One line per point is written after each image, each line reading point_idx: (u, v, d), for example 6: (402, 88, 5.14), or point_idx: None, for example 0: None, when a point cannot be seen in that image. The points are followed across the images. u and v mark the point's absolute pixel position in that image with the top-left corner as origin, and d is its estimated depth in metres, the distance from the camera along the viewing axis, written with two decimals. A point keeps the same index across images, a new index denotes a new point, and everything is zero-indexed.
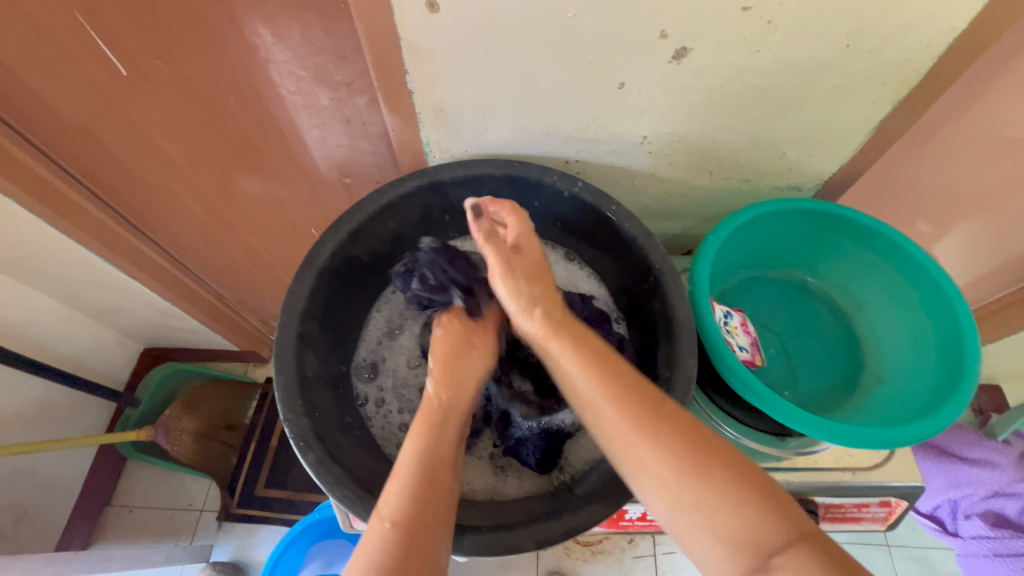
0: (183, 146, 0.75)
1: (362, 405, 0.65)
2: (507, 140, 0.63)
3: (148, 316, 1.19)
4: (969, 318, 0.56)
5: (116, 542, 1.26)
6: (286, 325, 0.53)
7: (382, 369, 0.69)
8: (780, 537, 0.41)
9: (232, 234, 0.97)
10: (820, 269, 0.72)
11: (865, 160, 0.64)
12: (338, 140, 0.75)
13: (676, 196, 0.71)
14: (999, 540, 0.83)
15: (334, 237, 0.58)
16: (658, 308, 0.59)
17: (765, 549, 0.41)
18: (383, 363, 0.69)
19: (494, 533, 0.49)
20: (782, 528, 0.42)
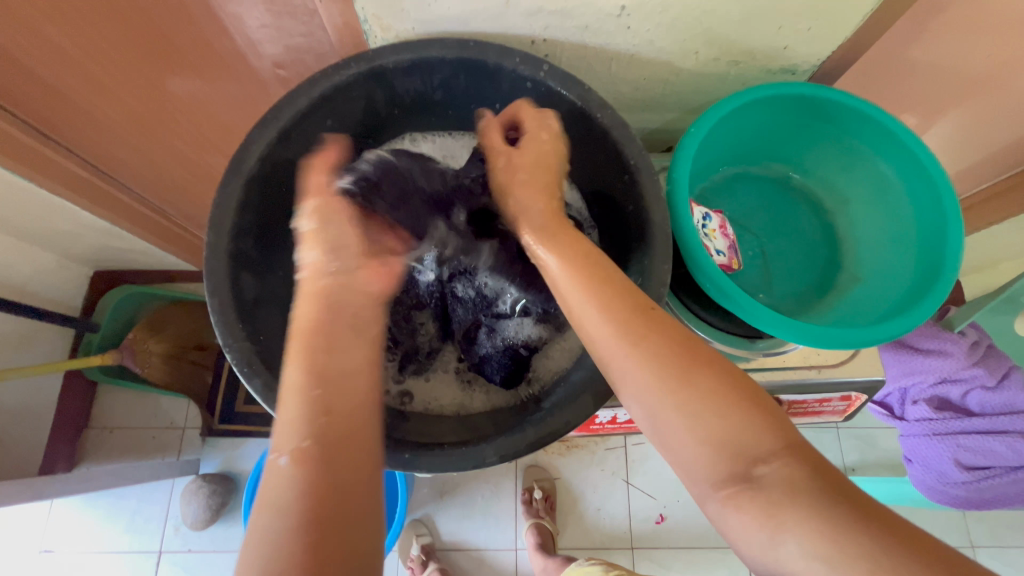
0: (75, 32, 0.61)
1: None
2: (458, 15, 0.53)
3: (87, 237, 1.09)
4: (957, 214, 0.54)
5: (102, 461, 1.28)
6: (214, 243, 0.47)
7: None
8: (764, 448, 0.39)
9: (162, 143, 0.85)
10: (806, 164, 0.67)
11: (868, 36, 0.56)
12: (261, 19, 0.63)
13: (657, 82, 0.63)
14: (940, 421, 0.89)
15: (261, 137, 0.50)
16: (631, 210, 0.55)
17: (749, 458, 0.39)
18: None
19: (460, 449, 0.48)
20: (764, 440, 0.40)
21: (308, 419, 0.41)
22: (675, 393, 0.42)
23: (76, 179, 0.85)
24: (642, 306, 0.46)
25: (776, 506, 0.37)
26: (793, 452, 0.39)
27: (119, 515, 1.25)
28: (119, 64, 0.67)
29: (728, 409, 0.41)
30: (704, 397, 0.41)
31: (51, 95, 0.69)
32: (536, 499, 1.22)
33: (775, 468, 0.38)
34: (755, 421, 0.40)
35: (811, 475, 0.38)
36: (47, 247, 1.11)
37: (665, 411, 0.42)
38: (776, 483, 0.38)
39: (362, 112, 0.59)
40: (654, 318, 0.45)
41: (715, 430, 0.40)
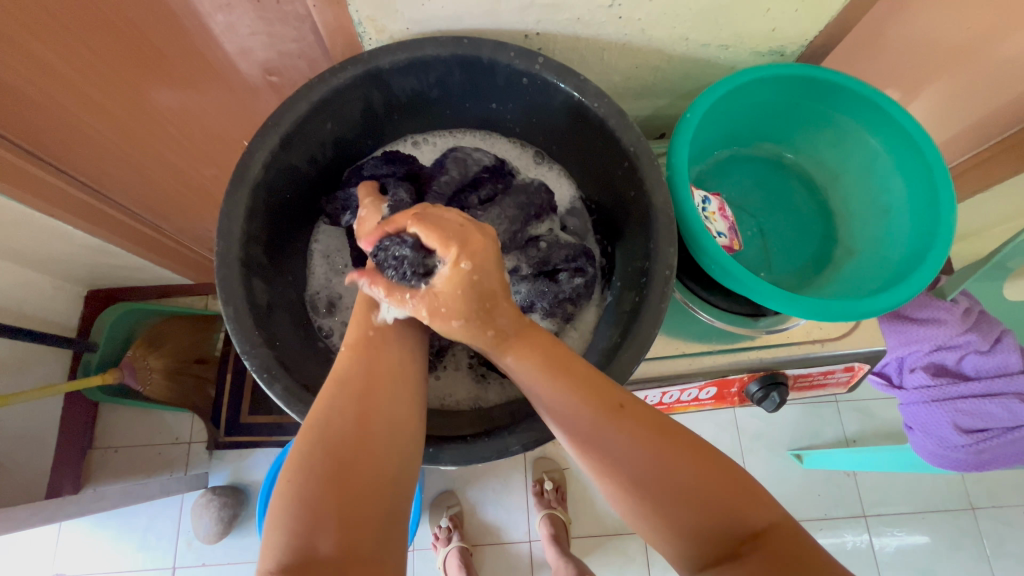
0: (64, 49, 0.61)
1: (328, 340, 0.62)
2: (452, 13, 0.54)
3: (81, 256, 1.08)
4: (947, 182, 0.55)
5: (108, 481, 1.27)
6: (225, 252, 0.47)
7: (341, 303, 0.64)
8: (745, 528, 0.41)
9: (154, 157, 0.85)
10: (798, 143, 0.68)
11: (853, 14, 0.58)
12: (252, 27, 0.63)
13: (648, 70, 0.64)
14: (937, 387, 0.91)
15: (263, 144, 0.50)
16: (633, 197, 0.56)
17: (732, 537, 0.41)
18: (340, 297, 0.64)
19: (481, 441, 0.50)
20: (746, 521, 0.41)
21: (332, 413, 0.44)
22: (595, 419, 0.45)
23: (68, 197, 0.85)
24: (611, 406, 0.45)
25: (688, 525, 0.42)
26: (707, 473, 0.43)
27: (129, 533, 1.24)
28: (110, 80, 0.67)
29: (651, 436, 0.44)
30: (625, 415, 0.45)
31: (40, 114, 0.69)
32: (547, 490, 1.23)
33: (756, 550, 0.40)
34: (671, 447, 0.44)
35: (723, 495, 0.42)
36: (40, 269, 1.10)
37: (590, 431, 0.45)
38: (688, 507, 0.42)
39: (360, 114, 0.59)
40: (570, 355, 0.48)
41: (635, 459, 0.44)
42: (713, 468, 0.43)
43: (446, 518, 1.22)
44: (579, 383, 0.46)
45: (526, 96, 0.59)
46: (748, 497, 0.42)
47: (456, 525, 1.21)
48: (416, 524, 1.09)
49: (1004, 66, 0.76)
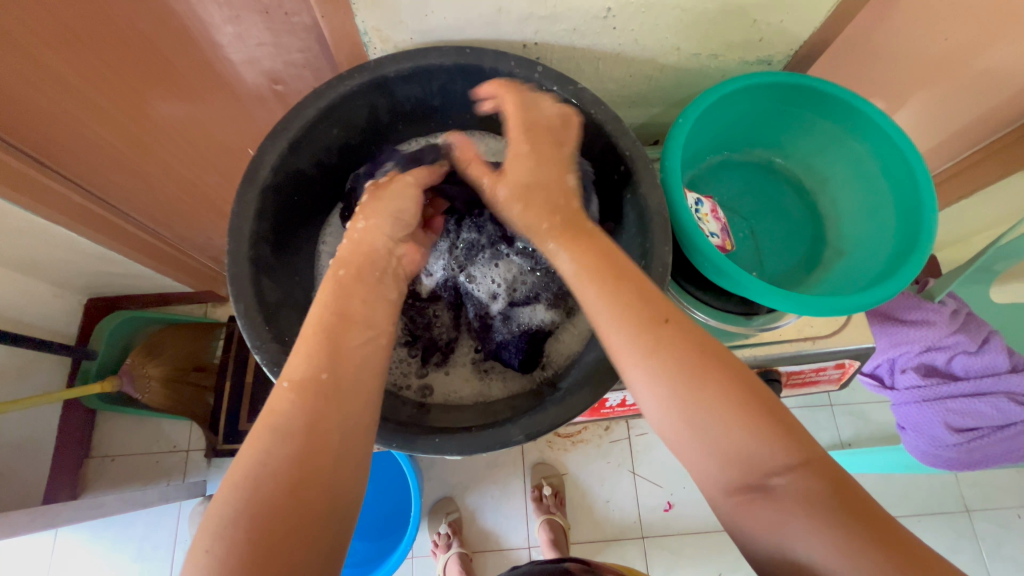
0: (75, 59, 0.63)
1: None
2: (454, 24, 0.56)
3: (82, 264, 1.08)
4: (928, 182, 0.58)
5: (104, 490, 1.26)
6: (235, 251, 0.50)
7: None
8: (784, 459, 0.42)
9: (159, 164, 0.86)
10: (787, 148, 0.71)
11: (835, 27, 0.61)
12: (259, 37, 0.65)
13: (642, 78, 0.67)
14: (928, 387, 0.93)
15: (273, 148, 0.52)
16: (629, 198, 0.58)
17: (765, 469, 0.42)
18: None
19: (484, 432, 0.51)
20: (785, 451, 0.43)
21: (292, 422, 0.43)
22: (695, 401, 0.45)
23: (72, 204, 0.86)
24: (656, 320, 0.48)
25: (789, 512, 0.41)
26: (812, 466, 0.42)
27: (125, 543, 1.23)
28: (119, 88, 0.69)
29: (751, 420, 0.44)
30: (721, 400, 0.45)
31: (48, 122, 0.70)
32: (546, 495, 1.24)
33: (791, 480, 0.42)
34: (773, 435, 0.43)
35: (827, 489, 0.41)
36: (41, 277, 1.11)
37: (687, 410, 0.45)
38: (790, 494, 0.41)
39: (365, 120, 0.61)
40: (672, 339, 0.47)
41: (737, 442, 0.43)
42: (816, 460, 0.43)
43: (445, 524, 1.22)
44: (678, 365, 0.46)
45: None
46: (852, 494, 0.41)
47: (456, 531, 1.22)
48: (415, 530, 1.09)
49: (982, 76, 0.79)
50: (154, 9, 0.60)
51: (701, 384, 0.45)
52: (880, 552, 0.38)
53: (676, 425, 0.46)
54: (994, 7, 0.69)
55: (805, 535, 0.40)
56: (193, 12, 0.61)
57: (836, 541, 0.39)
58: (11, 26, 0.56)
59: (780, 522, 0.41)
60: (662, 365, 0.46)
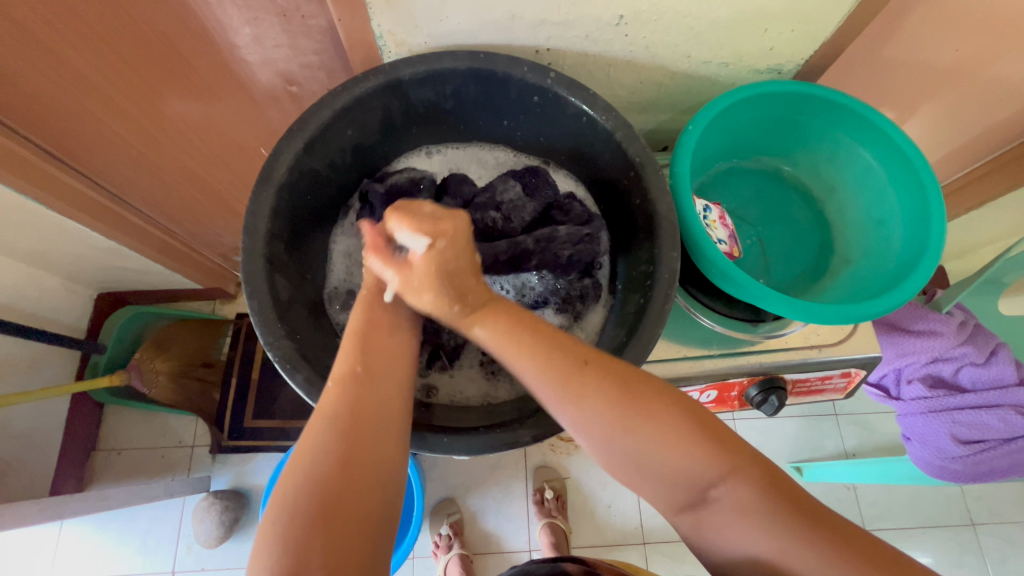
0: (95, 57, 0.64)
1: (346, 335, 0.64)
2: (468, 28, 0.57)
3: (95, 258, 1.10)
4: (936, 194, 0.58)
5: (110, 483, 1.27)
6: (250, 248, 0.51)
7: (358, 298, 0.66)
8: (718, 472, 0.44)
9: (173, 161, 0.88)
10: (795, 156, 0.71)
11: (844, 36, 0.61)
12: (276, 39, 0.66)
13: (653, 85, 0.67)
14: (935, 398, 0.92)
15: (288, 149, 0.53)
16: (639, 204, 0.58)
17: (701, 486, 0.45)
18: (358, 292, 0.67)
19: (491, 432, 0.52)
20: (717, 466, 0.44)
21: (329, 431, 0.44)
22: (630, 434, 0.45)
23: (87, 199, 0.87)
24: (576, 362, 0.47)
25: (732, 523, 0.43)
26: (744, 472, 0.44)
27: (129, 536, 1.24)
28: (138, 86, 0.70)
29: (684, 440, 0.45)
30: (655, 430, 0.45)
31: (66, 117, 0.71)
32: (547, 499, 1.24)
33: (727, 491, 0.44)
34: (706, 449, 0.45)
35: (761, 495, 0.43)
36: (54, 270, 1.12)
37: (623, 439, 0.45)
38: (728, 503, 0.44)
39: (379, 122, 0.62)
40: (595, 378, 0.46)
41: (675, 465, 0.45)
42: (747, 465, 0.44)
43: (447, 525, 1.22)
44: (609, 403, 0.45)
45: (534, 108, 0.62)
46: (788, 491, 0.44)
47: (457, 532, 1.22)
48: (417, 530, 1.09)
49: (992, 87, 0.79)
50: (174, 10, 0.61)
51: (634, 418, 0.45)
52: (819, 553, 0.41)
53: (620, 463, 0.46)
54: (1005, 19, 0.69)
55: (745, 543, 0.43)
56: (213, 13, 0.62)
57: (778, 542, 0.42)
58: (35, 24, 0.57)
59: (724, 530, 0.44)
60: (593, 410, 0.45)
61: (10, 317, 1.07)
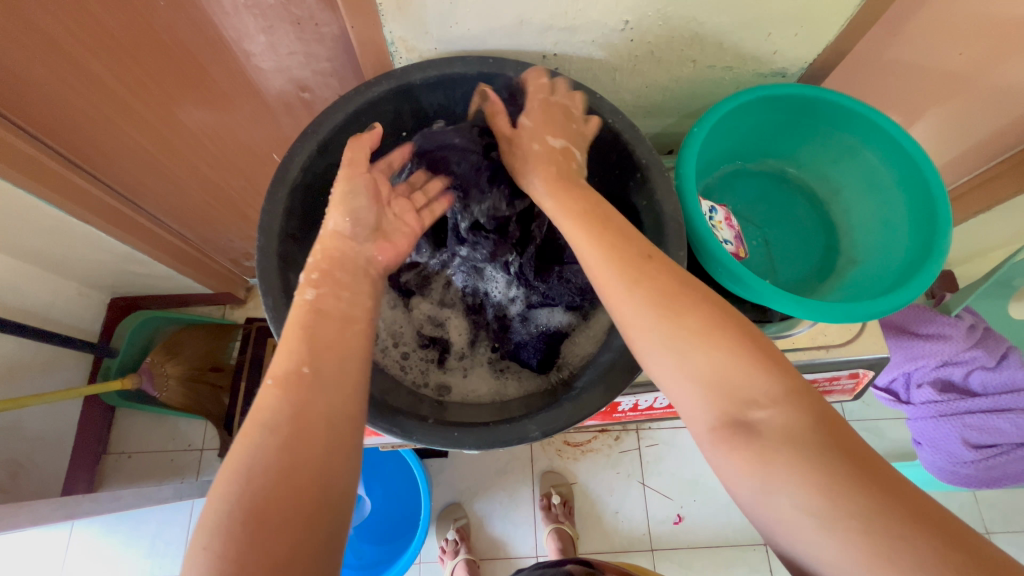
0: (114, 63, 0.66)
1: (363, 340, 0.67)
2: (477, 34, 0.58)
3: (109, 263, 1.12)
4: (942, 193, 0.58)
5: (119, 486, 1.28)
6: (265, 246, 0.52)
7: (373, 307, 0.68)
8: (767, 393, 0.43)
9: (186, 167, 0.89)
10: (800, 158, 0.72)
11: (848, 41, 0.62)
12: (290, 47, 0.68)
13: (658, 89, 0.68)
14: (945, 402, 0.92)
15: (303, 150, 0.55)
16: (644, 204, 0.59)
17: (747, 404, 0.43)
18: None
19: (501, 428, 0.53)
20: (770, 385, 0.43)
21: (279, 413, 0.44)
22: (672, 339, 0.46)
23: (101, 202, 0.89)
24: (640, 255, 0.50)
25: (770, 448, 0.41)
26: (792, 399, 0.42)
27: (138, 539, 1.25)
28: (154, 91, 0.72)
29: (740, 356, 0.44)
30: (706, 343, 0.45)
31: (83, 122, 0.73)
32: (554, 504, 1.23)
33: (773, 416, 0.42)
34: (754, 367, 0.44)
35: (809, 425, 0.41)
36: (69, 274, 1.14)
37: (670, 337, 0.46)
38: (771, 429, 0.41)
39: (390, 126, 0.64)
40: (656, 271, 0.49)
41: (725, 378, 0.44)
42: (800, 394, 0.43)
43: (453, 530, 1.22)
44: (662, 296, 0.47)
45: None
46: (843, 440, 0.40)
47: (463, 538, 1.21)
48: (423, 534, 1.09)
49: (996, 91, 0.80)
50: (192, 19, 0.63)
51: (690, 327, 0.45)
52: (877, 496, 0.37)
53: (662, 362, 0.46)
54: (1009, 25, 0.69)
55: (782, 471, 0.40)
56: (230, 21, 0.64)
57: (819, 484, 0.39)
58: (58, 31, 0.59)
59: (763, 463, 0.41)
60: (651, 311, 0.47)
61: (25, 320, 1.09)
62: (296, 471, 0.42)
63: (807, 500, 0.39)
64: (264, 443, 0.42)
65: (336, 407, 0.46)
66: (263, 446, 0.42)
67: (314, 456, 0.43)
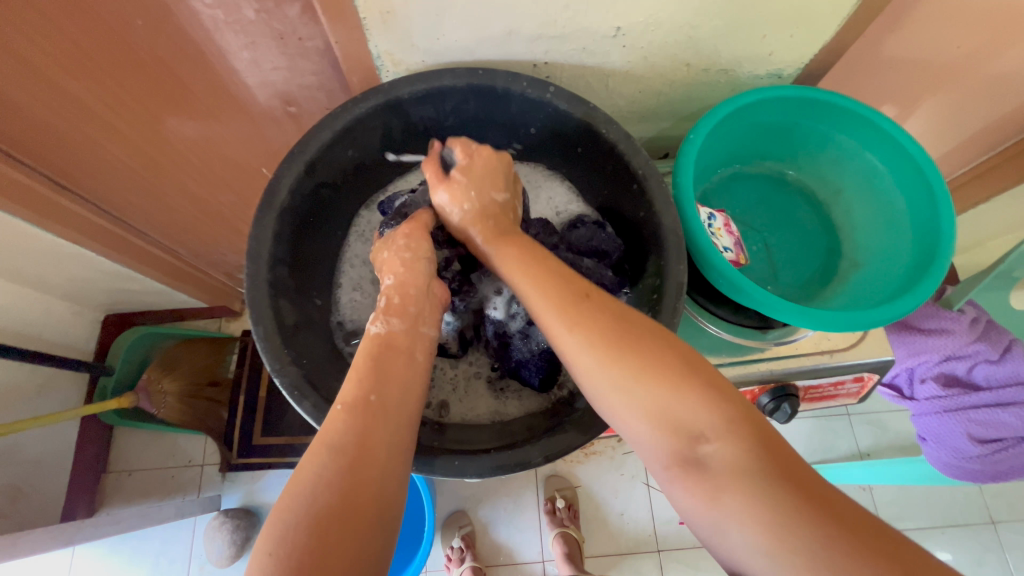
0: (96, 84, 0.64)
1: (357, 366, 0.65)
2: (466, 45, 0.57)
3: (100, 281, 1.10)
4: (946, 195, 0.57)
5: (121, 505, 1.27)
6: (255, 273, 0.51)
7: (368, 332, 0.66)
8: (711, 424, 0.42)
9: (175, 184, 0.88)
10: (799, 160, 0.71)
11: (844, 40, 0.61)
12: (274, 62, 0.66)
13: (651, 94, 0.67)
14: (949, 398, 0.91)
15: (289, 171, 0.53)
16: (643, 215, 0.58)
17: (693, 437, 0.42)
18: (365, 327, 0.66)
19: (504, 453, 0.52)
20: (715, 416, 0.42)
21: (346, 437, 0.43)
22: (613, 363, 0.45)
23: (89, 223, 0.87)
24: (577, 295, 0.49)
25: (718, 484, 0.41)
26: (735, 428, 0.42)
27: (142, 558, 1.24)
28: (138, 110, 0.70)
29: (680, 385, 0.43)
30: (650, 366, 0.44)
31: (67, 144, 0.71)
32: (559, 508, 1.23)
33: (720, 448, 0.41)
34: (703, 398, 0.43)
35: (757, 457, 0.41)
36: (61, 295, 1.12)
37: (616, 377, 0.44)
38: (720, 464, 0.41)
39: (379, 140, 0.62)
40: (589, 309, 0.47)
41: (668, 408, 0.43)
42: (743, 423, 0.42)
43: (458, 538, 1.21)
44: (600, 334, 0.46)
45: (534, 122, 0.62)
46: (787, 461, 0.41)
47: (469, 545, 1.21)
48: (428, 544, 1.08)
49: (994, 83, 0.79)
50: (172, 36, 0.61)
51: (629, 349, 0.45)
52: (833, 538, 0.36)
53: (603, 390, 0.45)
54: (1007, 16, 0.68)
55: (729, 503, 0.39)
56: (212, 38, 0.62)
57: (758, 518, 0.38)
58: (33, 55, 0.57)
59: (711, 497, 0.41)
60: (586, 338, 0.46)
61: (16, 343, 1.06)
62: (352, 490, 0.41)
63: (753, 538, 0.38)
64: (327, 470, 0.42)
65: (396, 437, 0.45)
66: (328, 469, 0.42)
67: (374, 485, 0.42)
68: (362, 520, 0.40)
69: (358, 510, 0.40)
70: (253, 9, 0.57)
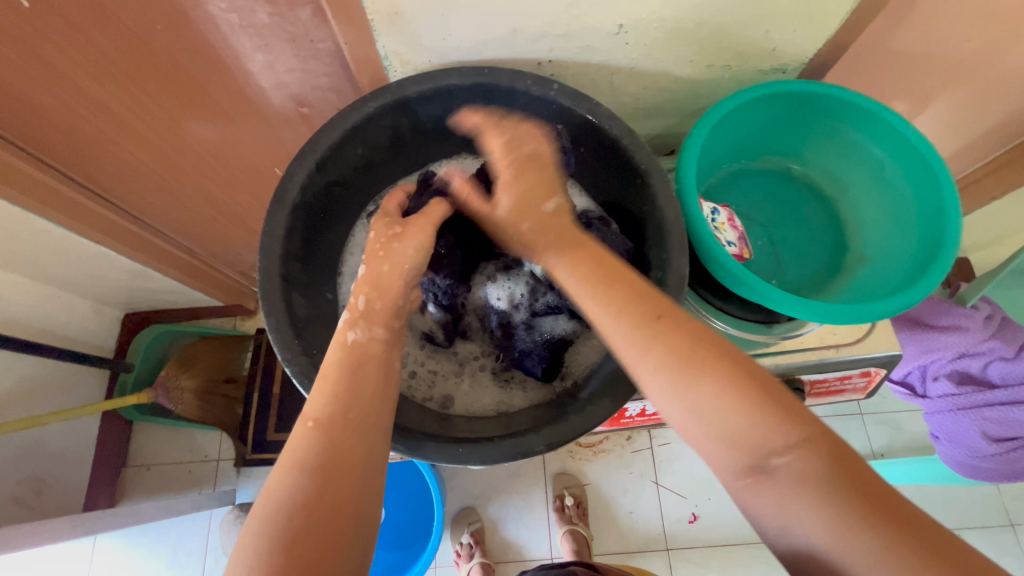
0: (117, 88, 0.67)
1: None
2: (472, 44, 0.58)
3: (121, 280, 1.14)
4: (953, 188, 0.57)
5: (140, 498, 1.30)
6: (267, 267, 0.53)
7: None
8: (785, 440, 0.40)
9: (192, 185, 0.90)
10: (804, 155, 0.71)
11: (849, 35, 0.61)
12: (287, 64, 0.68)
13: (656, 90, 0.68)
14: (963, 396, 0.90)
15: (301, 169, 0.55)
16: (646, 211, 0.59)
17: (765, 451, 0.41)
18: None
19: (508, 442, 0.53)
20: (789, 432, 0.41)
21: (317, 448, 0.44)
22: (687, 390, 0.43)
23: (110, 223, 0.90)
24: (649, 316, 0.46)
25: (789, 494, 0.39)
26: (813, 444, 0.40)
27: (160, 550, 1.27)
28: (156, 112, 0.73)
29: (748, 403, 0.42)
30: (728, 388, 0.42)
31: (90, 146, 0.74)
32: (568, 506, 1.23)
33: (794, 461, 0.40)
34: (773, 416, 0.41)
35: (832, 466, 0.39)
36: (83, 293, 1.16)
37: (691, 404, 0.43)
38: (790, 474, 0.40)
39: (388, 139, 0.64)
40: (667, 332, 0.45)
41: (739, 425, 0.41)
42: (815, 439, 0.40)
43: (467, 534, 1.23)
44: (672, 353, 0.45)
45: None
46: (856, 468, 0.39)
47: (478, 541, 1.22)
48: (438, 540, 1.09)
49: (1007, 76, 0.78)
50: (189, 41, 0.63)
51: (695, 373, 0.43)
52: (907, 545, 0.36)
53: (678, 415, 0.44)
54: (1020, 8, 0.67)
55: (809, 517, 0.38)
56: (227, 42, 0.64)
57: (830, 523, 0.38)
58: (59, 60, 0.60)
59: (782, 504, 0.39)
60: (661, 361, 0.44)
61: (42, 340, 1.11)
62: (323, 498, 0.42)
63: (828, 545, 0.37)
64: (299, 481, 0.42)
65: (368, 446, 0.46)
66: (299, 478, 0.42)
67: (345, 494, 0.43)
68: (331, 526, 0.41)
69: (331, 514, 0.42)
70: (266, 13, 0.59)
